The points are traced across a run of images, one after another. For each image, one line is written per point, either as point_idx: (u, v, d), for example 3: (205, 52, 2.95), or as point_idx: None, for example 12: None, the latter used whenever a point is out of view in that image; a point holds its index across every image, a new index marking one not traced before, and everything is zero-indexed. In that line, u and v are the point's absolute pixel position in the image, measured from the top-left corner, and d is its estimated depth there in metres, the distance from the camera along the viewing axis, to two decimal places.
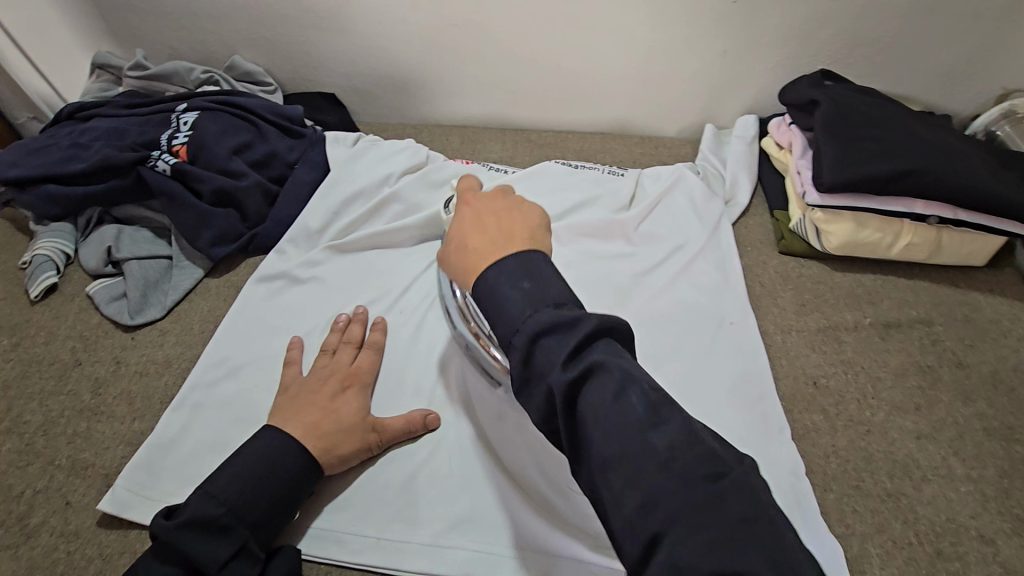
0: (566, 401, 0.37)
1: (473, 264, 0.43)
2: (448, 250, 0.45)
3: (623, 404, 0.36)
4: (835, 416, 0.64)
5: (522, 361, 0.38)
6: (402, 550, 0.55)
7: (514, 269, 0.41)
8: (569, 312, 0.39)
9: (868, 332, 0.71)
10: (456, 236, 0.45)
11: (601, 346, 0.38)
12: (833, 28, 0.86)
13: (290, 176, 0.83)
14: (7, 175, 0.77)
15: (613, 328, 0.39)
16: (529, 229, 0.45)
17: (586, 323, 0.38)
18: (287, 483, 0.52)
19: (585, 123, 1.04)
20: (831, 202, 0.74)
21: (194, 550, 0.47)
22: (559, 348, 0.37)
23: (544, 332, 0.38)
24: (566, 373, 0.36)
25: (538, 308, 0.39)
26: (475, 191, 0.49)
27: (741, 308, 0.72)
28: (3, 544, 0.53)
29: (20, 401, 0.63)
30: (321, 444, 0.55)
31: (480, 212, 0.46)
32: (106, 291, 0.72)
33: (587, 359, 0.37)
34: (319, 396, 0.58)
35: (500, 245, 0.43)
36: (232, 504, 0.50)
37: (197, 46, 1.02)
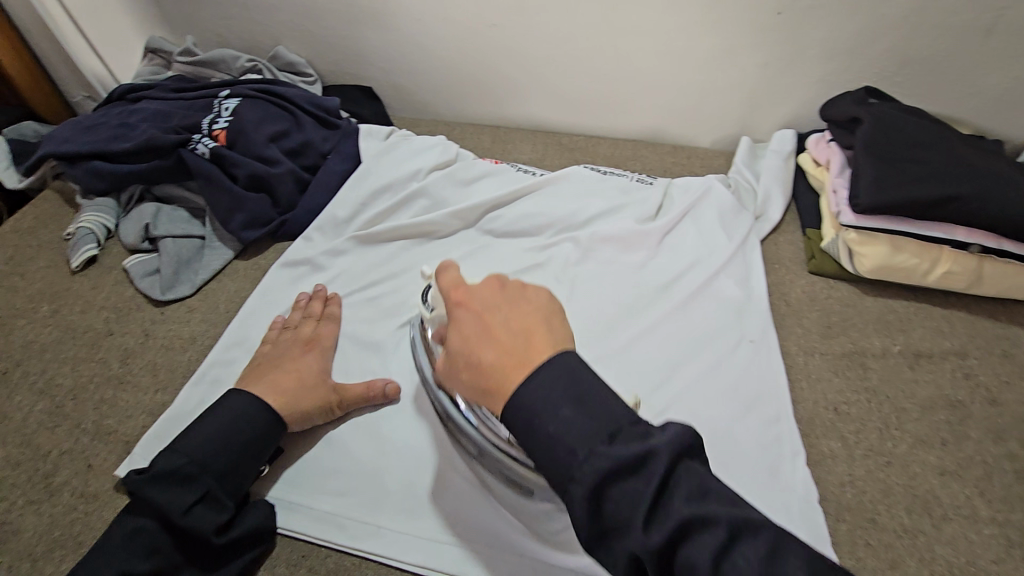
0: (655, 560, 0.34)
1: (494, 383, 0.40)
2: (460, 367, 0.42)
3: (730, 557, 0.33)
4: (855, 444, 0.61)
5: (590, 516, 0.36)
6: (397, 539, 0.55)
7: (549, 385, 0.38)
8: (631, 446, 0.36)
9: (896, 360, 0.68)
10: (464, 352, 0.42)
11: (679, 491, 0.35)
12: (882, 44, 0.83)
13: (323, 166, 0.85)
14: (60, 150, 0.82)
15: (688, 450, 0.37)
16: (541, 326, 0.42)
17: (656, 460, 0.35)
18: (250, 434, 0.54)
19: (618, 130, 1.03)
20: (868, 223, 0.72)
21: (159, 498, 0.49)
22: (632, 499, 0.35)
23: (609, 478, 0.35)
24: (652, 535, 0.34)
25: (592, 443, 0.36)
26: (467, 286, 0.46)
27: (763, 326, 0.70)
28: (28, 499, 0.56)
29: (54, 364, 0.67)
30: (284, 399, 0.57)
31: (482, 315, 0.43)
32: (141, 266, 0.75)
33: (672, 514, 0.34)
34: (281, 359, 0.61)
35: (517, 355, 0.40)
36: (194, 454, 0.51)
37: (245, 35, 1.06)
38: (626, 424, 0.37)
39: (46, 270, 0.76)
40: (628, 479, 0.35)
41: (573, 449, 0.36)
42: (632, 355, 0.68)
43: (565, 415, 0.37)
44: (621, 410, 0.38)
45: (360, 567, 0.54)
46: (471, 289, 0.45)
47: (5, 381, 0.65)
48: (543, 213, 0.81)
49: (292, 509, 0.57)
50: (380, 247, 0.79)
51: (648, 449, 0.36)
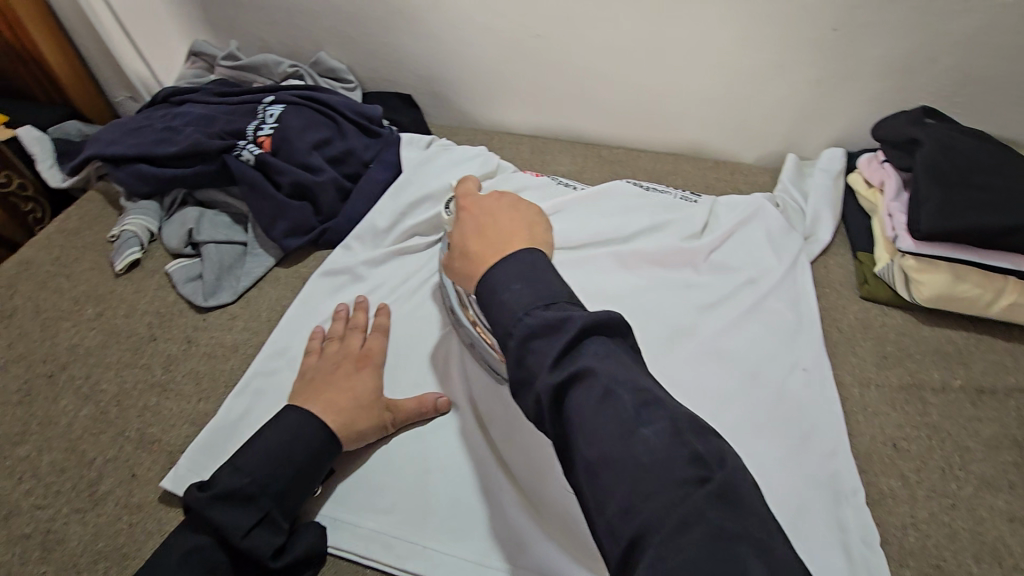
0: (551, 400, 0.38)
1: (471, 264, 0.51)
2: (454, 254, 0.54)
3: (609, 404, 0.36)
4: (916, 484, 0.59)
5: (515, 364, 0.40)
6: (443, 562, 0.54)
7: (510, 271, 0.45)
8: (558, 312, 0.41)
9: (958, 395, 0.66)
10: (459, 242, 0.54)
11: (588, 351, 0.39)
12: (943, 63, 0.80)
13: (364, 174, 0.84)
14: (106, 152, 0.82)
15: (605, 324, 0.40)
16: (519, 229, 0.53)
17: (572, 322, 0.39)
18: (309, 456, 0.53)
19: (659, 143, 1.01)
20: (927, 249, 0.69)
21: (219, 518, 0.48)
22: (546, 350, 0.39)
23: (535, 333, 0.40)
24: (554, 376, 0.38)
25: (530, 306, 0.42)
26: (473, 199, 0.58)
27: (817, 354, 0.68)
28: (73, 507, 0.55)
29: (98, 369, 0.67)
30: (338, 419, 0.56)
31: (479, 220, 0.55)
32: (184, 271, 0.75)
33: (574, 365, 0.38)
34: (335, 376, 0.60)
35: (495, 247, 0.50)
36: (255, 475, 0.51)
37: (286, 40, 1.06)
38: (564, 300, 0.42)
39: (90, 272, 0.77)
40: (547, 335, 0.40)
41: (514, 312, 0.42)
42: (676, 378, 0.66)
43: (515, 288, 0.43)
44: (563, 292, 0.43)
45: None
46: (478, 202, 0.57)
47: (50, 384, 0.65)
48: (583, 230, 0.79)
49: (337, 524, 0.56)
50: (420, 257, 0.78)
51: (569, 316, 0.40)
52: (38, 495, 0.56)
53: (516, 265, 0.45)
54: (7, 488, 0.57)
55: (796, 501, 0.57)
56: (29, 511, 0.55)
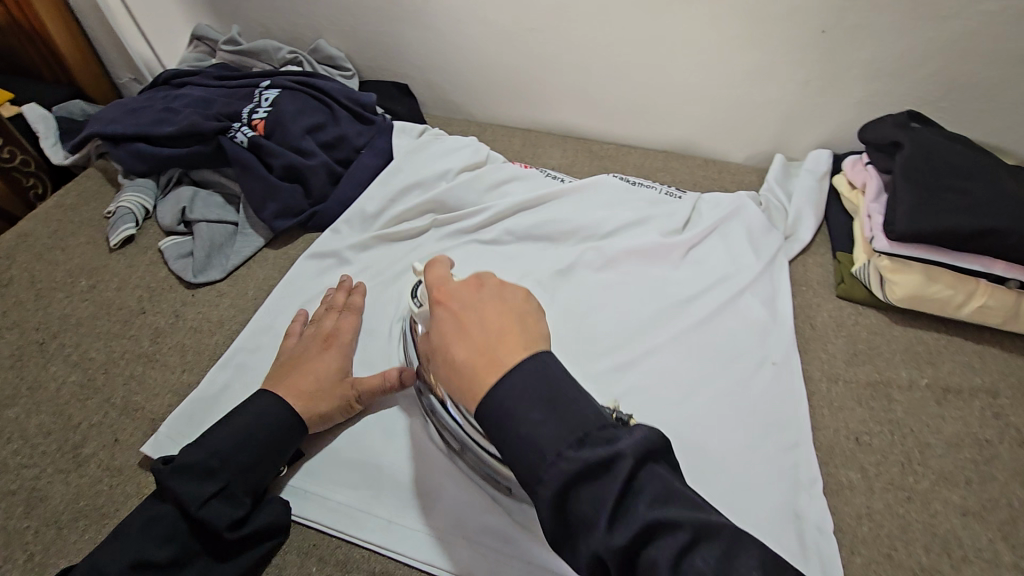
0: (619, 562, 0.36)
1: (465, 377, 0.43)
2: (441, 367, 0.45)
3: (689, 563, 0.35)
4: (875, 477, 0.60)
5: (557, 515, 0.38)
6: (398, 533, 0.56)
7: (516, 384, 0.41)
8: (599, 449, 0.38)
9: (923, 393, 0.67)
10: (442, 345, 0.45)
11: (644, 495, 0.37)
12: (929, 68, 0.81)
13: (355, 160, 0.86)
14: (106, 130, 0.85)
15: (654, 454, 0.39)
16: (513, 324, 0.45)
17: (619, 466, 0.37)
18: (273, 432, 0.55)
19: (649, 140, 1.02)
20: (901, 249, 0.70)
21: (179, 488, 0.50)
22: (597, 501, 0.37)
23: (575, 481, 0.37)
24: (615, 536, 0.36)
25: (561, 446, 0.38)
26: (449, 287, 0.49)
27: (787, 349, 0.70)
28: (57, 468, 0.58)
29: (88, 338, 0.69)
30: (302, 401, 0.58)
31: (458, 314, 0.47)
32: (175, 248, 0.77)
33: (635, 518, 0.36)
34: (301, 360, 0.61)
35: (490, 355, 0.43)
36: (217, 450, 0.52)
37: (288, 28, 1.08)
38: (594, 428, 0.39)
39: (85, 246, 0.79)
40: (592, 480, 0.37)
41: (543, 451, 0.38)
42: (645, 368, 0.68)
43: (536, 419, 0.39)
44: (591, 416, 0.40)
45: (370, 559, 0.55)
46: (453, 289, 0.49)
47: (41, 351, 0.67)
48: (557, 225, 0.81)
49: (298, 493, 0.58)
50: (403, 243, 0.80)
51: (614, 452, 0.37)
52: (24, 455, 0.59)
53: (526, 385, 0.41)
54: None
55: (752, 490, 0.58)
56: (15, 469, 0.58)
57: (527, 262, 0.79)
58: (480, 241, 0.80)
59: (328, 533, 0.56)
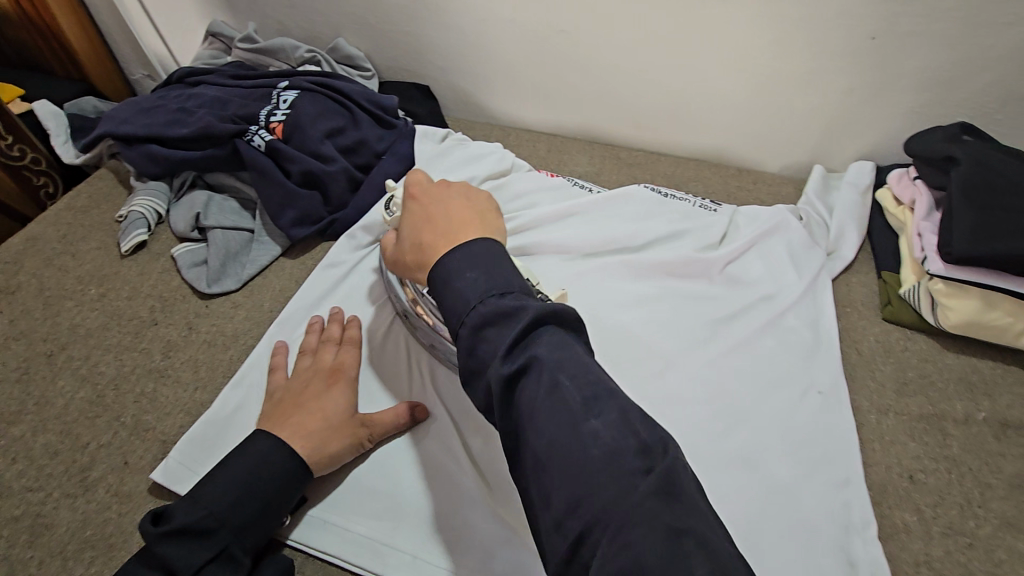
0: (502, 392, 0.38)
1: (428, 257, 0.49)
2: (406, 249, 0.51)
3: (555, 397, 0.36)
4: (932, 520, 0.57)
5: (466, 351, 0.40)
6: (421, 567, 0.53)
7: (468, 260, 0.44)
8: (513, 302, 0.41)
9: (980, 428, 0.63)
10: (411, 232, 0.51)
11: (544, 342, 0.38)
12: (986, 78, 0.76)
13: (376, 165, 0.82)
14: (118, 131, 0.82)
15: (557, 315, 0.40)
16: (474, 218, 0.51)
17: (525, 312, 0.40)
18: (275, 485, 0.50)
19: (680, 147, 0.98)
20: (959, 273, 0.66)
21: (170, 554, 0.44)
22: (499, 339, 0.39)
23: (487, 323, 0.40)
24: (505, 367, 0.38)
25: (484, 295, 0.41)
26: (422, 184, 0.55)
27: (834, 376, 0.66)
28: (64, 492, 0.55)
29: (98, 351, 0.66)
30: (307, 444, 0.53)
31: (428, 208, 0.52)
32: (189, 256, 0.74)
33: (525, 354, 0.38)
34: (304, 397, 0.57)
35: (450, 237, 0.48)
36: (213, 507, 0.47)
37: (306, 25, 1.04)
38: (519, 291, 0.42)
39: (96, 252, 0.76)
40: (501, 325, 0.40)
41: (468, 300, 0.42)
42: (681, 392, 0.64)
43: (472, 276, 0.43)
44: (516, 281, 0.43)
45: None
46: (425, 188, 0.54)
47: (49, 364, 0.64)
48: (583, 237, 0.77)
49: (313, 523, 0.55)
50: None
51: (523, 306, 0.40)
52: (29, 478, 0.56)
53: (470, 254, 0.44)
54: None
55: (801, 535, 0.55)
56: (20, 493, 0.55)
57: (554, 279, 0.74)
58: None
59: (348, 569, 0.53)
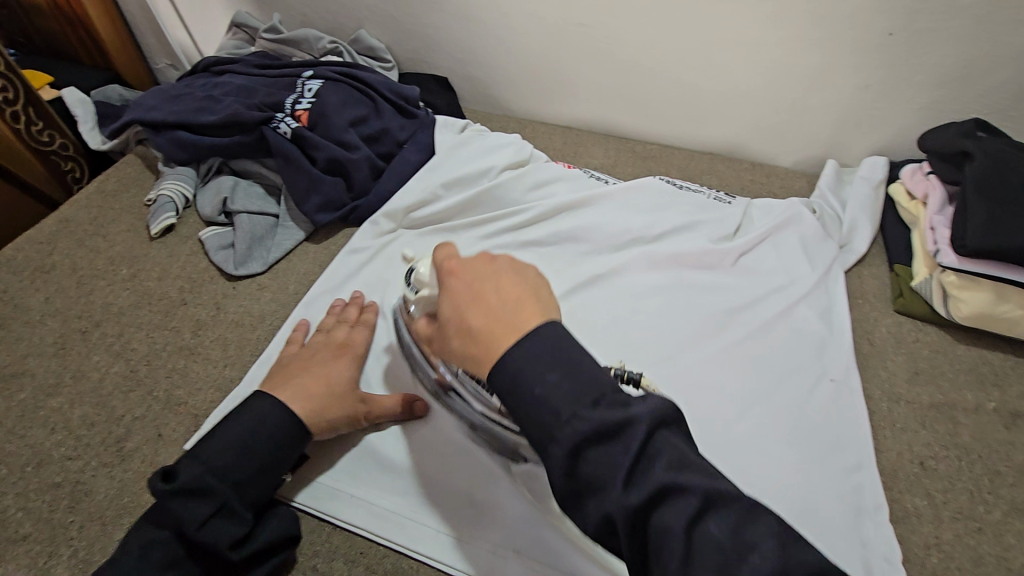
0: (628, 523, 0.34)
1: (484, 353, 0.39)
2: (450, 336, 0.42)
3: (700, 530, 0.33)
4: (942, 504, 0.58)
5: (566, 472, 0.36)
6: (431, 536, 0.55)
7: (542, 360, 0.37)
8: (611, 413, 0.36)
9: (991, 418, 0.64)
10: (458, 321, 0.41)
11: (662, 458, 0.35)
12: (1001, 75, 0.77)
13: (397, 154, 0.84)
14: (147, 117, 0.84)
15: (665, 420, 0.37)
16: (535, 298, 0.41)
17: (635, 426, 0.35)
18: (273, 442, 0.51)
19: (694, 141, 1.00)
20: (970, 266, 0.67)
21: (176, 509, 0.45)
22: (609, 462, 0.35)
23: (586, 441, 0.35)
24: (629, 497, 0.34)
25: (574, 404, 0.36)
26: (459, 257, 0.45)
27: (846, 364, 0.67)
28: (102, 461, 0.57)
29: (130, 329, 0.68)
30: (308, 405, 0.55)
31: (473, 284, 0.42)
32: (216, 239, 0.76)
33: (649, 480, 0.34)
34: (312, 363, 0.59)
35: (513, 327, 0.39)
36: (214, 463, 0.47)
37: (328, 17, 1.06)
38: (609, 391, 0.37)
39: (126, 234, 0.78)
40: (605, 443, 0.35)
41: (558, 410, 0.36)
42: (693, 378, 0.66)
43: (552, 379, 0.37)
44: (605, 378, 0.38)
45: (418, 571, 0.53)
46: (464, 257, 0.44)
47: (83, 340, 0.67)
48: (600, 228, 0.78)
49: (321, 489, 0.57)
50: (429, 236, 0.78)
51: (627, 417, 0.36)
52: (68, 447, 0.58)
53: (543, 353, 0.37)
54: (39, 437, 0.58)
55: (813, 515, 0.56)
56: (60, 461, 0.57)
57: (571, 267, 0.76)
58: (520, 239, 0.78)
59: (357, 533, 0.55)
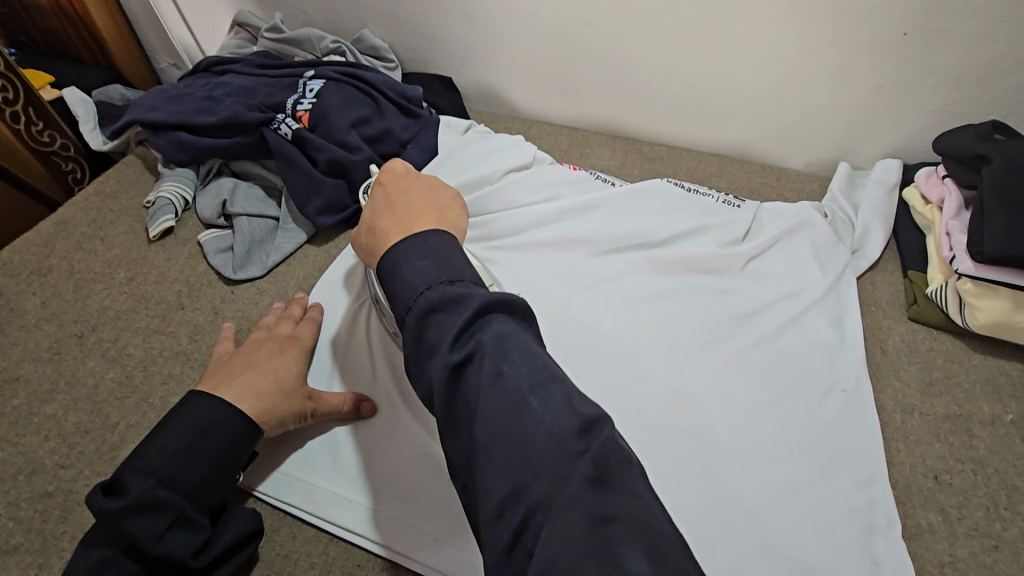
0: (448, 381, 0.38)
1: (377, 240, 0.50)
2: (361, 231, 0.52)
3: (503, 382, 0.37)
4: (957, 521, 0.56)
5: (415, 337, 0.41)
6: (409, 538, 0.54)
7: (419, 246, 0.45)
8: (458, 289, 0.42)
9: (1008, 430, 0.62)
10: (366, 219, 0.52)
11: (491, 328, 0.39)
12: (1021, 75, 0.74)
13: (400, 155, 0.83)
14: (146, 118, 0.83)
15: (508, 305, 0.41)
16: (433, 207, 0.52)
17: (473, 301, 0.40)
18: (227, 447, 0.50)
19: (702, 142, 0.98)
20: (988, 273, 0.65)
21: (126, 527, 0.43)
22: (446, 326, 0.40)
23: (436, 309, 0.41)
24: (452, 356, 0.38)
25: (431, 281, 0.42)
26: (388, 174, 0.55)
27: (858, 374, 0.65)
28: (95, 470, 0.56)
29: (126, 333, 0.67)
30: (259, 402, 0.53)
31: (387, 192, 0.53)
32: (215, 242, 0.75)
33: (473, 341, 0.39)
34: (257, 357, 0.57)
35: (406, 224, 0.49)
36: (161, 473, 0.46)
37: (331, 16, 1.05)
38: (467, 279, 0.43)
39: (124, 236, 0.77)
40: (445, 311, 0.40)
41: (417, 287, 0.42)
42: (699, 387, 0.64)
43: (419, 265, 0.43)
44: (467, 270, 0.44)
45: None
46: (391, 175, 0.55)
47: (79, 345, 0.66)
48: (606, 230, 0.76)
49: (300, 487, 0.57)
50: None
51: (467, 296, 0.41)
52: (61, 455, 0.57)
53: (424, 244, 0.45)
54: (33, 444, 0.58)
55: (825, 528, 0.55)
56: (53, 469, 0.56)
57: (571, 270, 0.75)
58: (519, 241, 0.77)
59: (337, 535, 0.55)
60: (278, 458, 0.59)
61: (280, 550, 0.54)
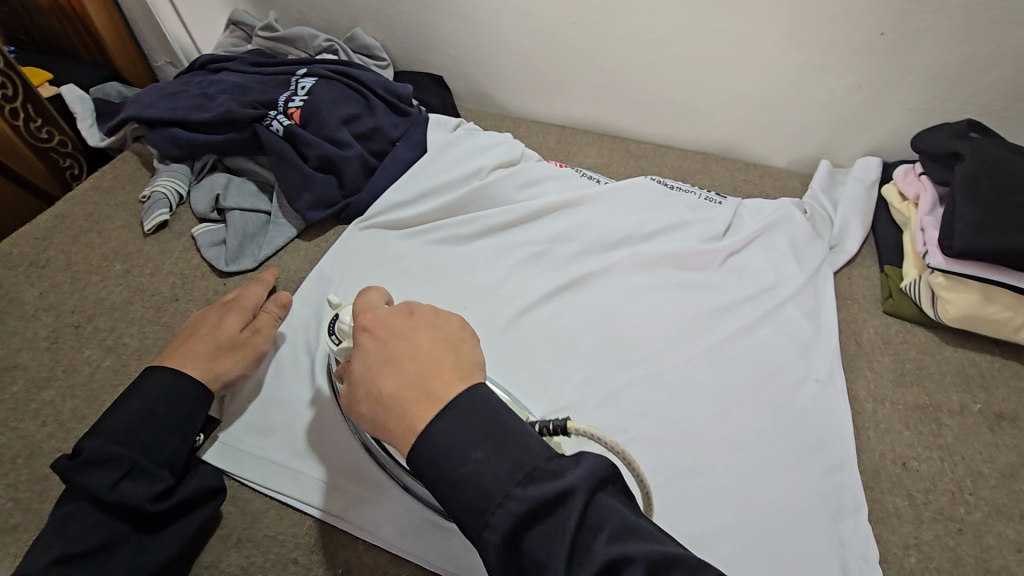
0: None
1: (392, 416, 0.41)
2: (361, 394, 0.44)
3: None
4: (923, 505, 0.58)
5: (511, 558, 0.36)
6: (394, 525, 0.55)
7: (468, 434, 0.38)
8: (550, 484, 0.36)
9: (975, 419, 0.64)
10: (370, 381, 0.43)
11: (603, 530, 0.35)
12: (994, 74, 0.76)
13: (390, 152, 0.85)
14: (142, 114, 0.85)
15: (602, 480, 0.37)
16: (449, 351, 0.44)
17: (575, 497, 0.36)
18: (179, 405, 0.53)
19: (688, 141, 1.00)
20: (958, 266, 0.67)
21: (82, 479, 0.47)
22: (551, 539, 0.35)
23: (529, 519, 0.36)
24: None
25: (508, 486, 0.36)
26: (377, 313, 0.47)
27: (831, 365, 0.67)
28: None
29: (121, 324, 0.69)
30: (201, 365, 0.56)
31: (387, 344, 0.45)
32: (209, 236, 0.77)
33: (596, 556, 0.35)
34: (195, 327, 0.60)
35: (426, 391, 0.41)
36: (113, 432, 0.49)
37: (323, 15, 1.07)
38: (541, 462, 0.37)
39: (120, 230, 0.79)
40: (547, 518, 0.36)
41: (491, 494, 0.36)
42: (676, 380, 0.66)
43: (479, 456, 0.38)
44: (534, 446, 0.38)
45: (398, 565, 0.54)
46: (383, 315, 0.47)
47: (75, 334, 0.68)
48: (590, 228, 0.79)
49: (287, 473, 0.58)
50: (416, 237, 0.78)
51: (565, 487, 0.36)
52: (57, 439, 0.59)
53: (465, 427, 0.39)
54: (30, 429, 0.59)
55: (794, 513, 0.57)
56: (49, 453, 0.58)
57: (556, 265, 0.76)
58: (504, 239, 0.78)
59: (324, 520, 0.56)
60: (265, 445, 0.60)
61: (268, 531, 0.56)
